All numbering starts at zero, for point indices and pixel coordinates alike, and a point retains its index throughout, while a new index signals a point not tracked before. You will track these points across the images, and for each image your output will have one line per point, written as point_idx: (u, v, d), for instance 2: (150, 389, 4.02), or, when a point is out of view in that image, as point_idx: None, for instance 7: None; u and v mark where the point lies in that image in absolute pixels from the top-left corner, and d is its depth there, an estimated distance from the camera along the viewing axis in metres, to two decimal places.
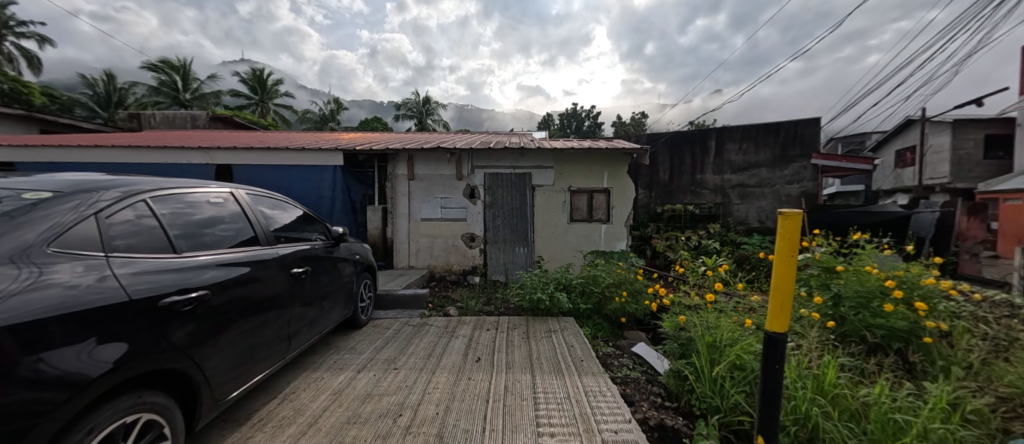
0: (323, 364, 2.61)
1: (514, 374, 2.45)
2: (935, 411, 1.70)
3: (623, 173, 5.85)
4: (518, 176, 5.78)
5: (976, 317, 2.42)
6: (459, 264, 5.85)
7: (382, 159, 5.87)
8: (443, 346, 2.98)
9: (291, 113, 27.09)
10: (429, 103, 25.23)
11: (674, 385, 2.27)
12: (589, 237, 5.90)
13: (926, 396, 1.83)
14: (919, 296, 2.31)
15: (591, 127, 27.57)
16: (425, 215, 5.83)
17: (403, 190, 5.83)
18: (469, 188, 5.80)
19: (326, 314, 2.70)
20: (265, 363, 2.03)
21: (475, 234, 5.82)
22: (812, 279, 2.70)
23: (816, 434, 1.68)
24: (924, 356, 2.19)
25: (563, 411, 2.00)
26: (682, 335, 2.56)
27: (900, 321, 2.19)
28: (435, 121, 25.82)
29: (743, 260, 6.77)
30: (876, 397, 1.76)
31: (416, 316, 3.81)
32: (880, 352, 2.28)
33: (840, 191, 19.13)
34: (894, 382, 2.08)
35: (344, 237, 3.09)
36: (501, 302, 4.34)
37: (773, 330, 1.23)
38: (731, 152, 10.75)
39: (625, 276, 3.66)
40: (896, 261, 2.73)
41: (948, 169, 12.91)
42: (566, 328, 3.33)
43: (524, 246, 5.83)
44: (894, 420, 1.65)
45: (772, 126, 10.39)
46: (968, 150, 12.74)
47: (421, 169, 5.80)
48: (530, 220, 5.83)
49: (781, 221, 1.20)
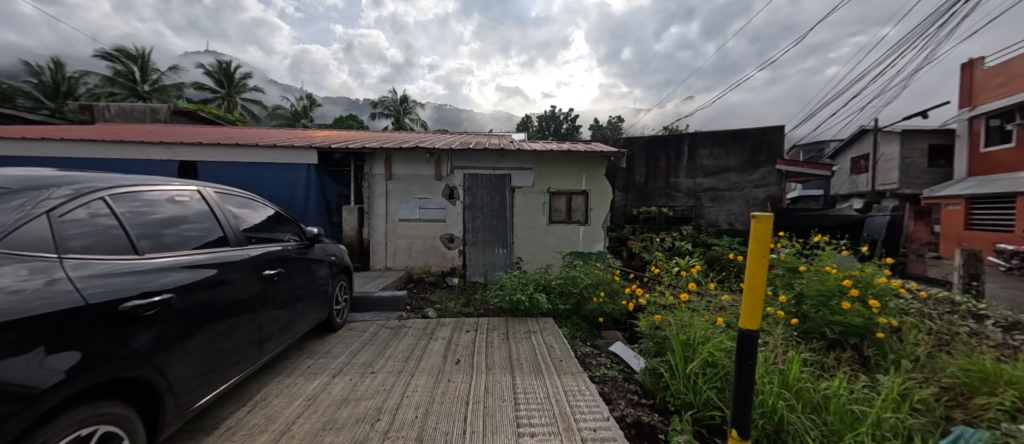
0: (297, 369, 2.52)
1: (494, 376, 2.44)
2: (887, 401, 1.82)
3: (601, 176, 5.96)
4: (498, 177, 5.78)
5: (923, 314, 2.64)
6: (437, 266, 5.79)
7: (358, 158, 5.73)
8: (422, 348, 2.94)
9: (261, 109, 26.03)
10: (406, 102, 24.82)
11: (650, 382, 2.32)
12: (568, 238, 5.97)
13: (879, 388, 1.96)
14: (873, 295, 2.47)
15: (569, 130, 27.90)
16: (403, 216, 5.73)
17: (381, 191, 5.70)
18: (448, 189, 5.75)
19: (300, 318, 2.60)
20: (236, 368, 1.94)
21: (454, 235, 5.77)
22: (777, 279, 2.84)
23: (781, 426, 1.76)
24: (877, 350, 2.35)
25: (542, 411, 2.01)
26: (658, 334, 2.61)
27: (857, 317, 2.34)
28: (413, 120, 25.41)
29: (713, 260, 7.01)
30: (835, 389, 1.87)
31: (393, 318, 3.74)
32: (838, 347, 2.42)
33: (802, 195, 20.23)
34: (852, 375, 2.22)
35: (319, 237, 3.00)
36: (480, 303, 4.33)
37: (746, 328, 1.26)
38: (703, 157, 11.11)
39: (603, 276, 3.73)
40: (852, 261, 2.91)
41: (897, 176, 13.86)
42: (545, 328, 3.35)
43: (504, 247, 5.81)
44: (851, 411, 1.76)
45: (740, 133, 10.86)
46: (915, 159, 13.72)
47: (399, 169, 5.69)
48: (509, 221, 5.82)
49: (754, 224, 1.23)
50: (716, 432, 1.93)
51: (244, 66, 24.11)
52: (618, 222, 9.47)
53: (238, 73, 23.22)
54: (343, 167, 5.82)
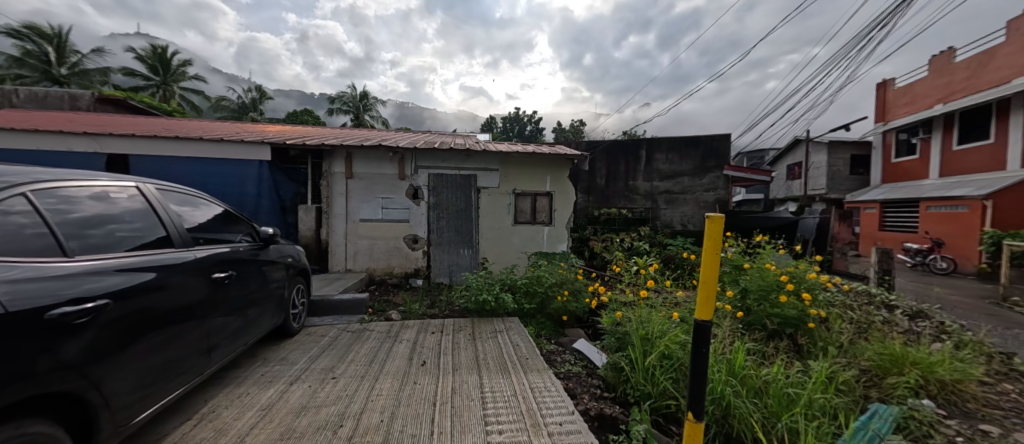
0: (249, 378, 2.36)
1: (460, 376, 2.43)
2: (817, 383, 2.02)
3: (565, 178, 6.10)
4: (464, 177, 5.73)
5: (845, 306, 2.97)
6: (400, 267, 5.65)
7: (316, 155, 5.45)
8: (386, 351, 2.86)
9: (203, 100, 23.94)
10: (367, 98, 23.89)
11: (611, 377, 2.41)
12: (532, 239, 6.06)
13: (811, 372, 2.17)
14: (806, 288, 2.74)
15: (533, 132, 28.21)
16: (365, 216, 5.52)
17: (340, 190, 5.45)
18: (413, 188, 5.62)
19: (253, 324, 2.44)
20: (181, 379, 1.79)
21: (418, 235, 5.65)
22: (725, 276, 3.05)
23: (729, 411, 1.90)
24: (809, 339, 2.60)
25: (510, 408, 2.03)
26: (619, 330, 2.72)
27: (792, 309, 2.58)
28: (373, 117, 24.46)
29: (668, 260, 7.39)
30: (774, 375, 2.04)
31: (354, 322, 3.60)
32: (776, 337, 2.65)
33: (746, 198, 21.84)
34: (788, 362, 2.44)
35: (274, 238, 2.82)
36: (445, 305, 4.28)
37: (702, 319, 1.30)
38: (660, 161, 11.65)
39: (567, 276, 3.81)
40: (788, 258, 3.20)
41: (825, 182, 15.38)
42: (511, 327, 3.37)
43: (469, 248, 5.78)
44: (787, 394, 1.94)
45: (693, 140, 11.54)
46: (840, 167, 15.30)
47: (360, 168, 5.48)
48: (475, 221, 5.80)
49: (708, 224, 1.31)
50: (671, 420, 2.06)
51: (181, 52, 21.99)
52: (581, 223, 9.71)
53: (175, 60, 21.23)
54: (299, 164, 5.51)
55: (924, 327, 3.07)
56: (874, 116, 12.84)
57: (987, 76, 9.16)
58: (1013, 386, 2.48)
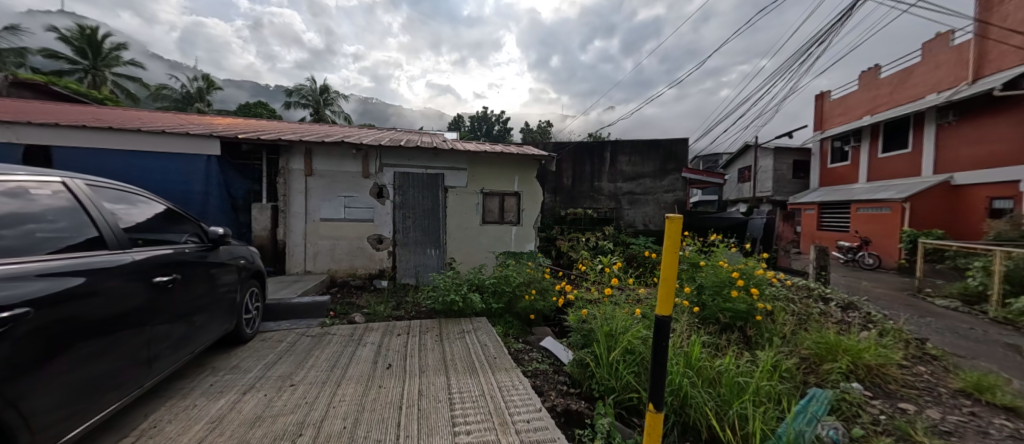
0: (195, 390, 2.19)
1: (427, 378, 2.39)
2: (764, 372, 2.18)
3: (532, 178, 6.18)
4: (431, 176, 5.64)
5: (788, 300, 3.23)
6: (364, 268, 5.46)
7: (272, 151, 5.16)
8: (348, 355, 2.75)
9: (140, 88, 21.86)
10: (327, 92, 22.83)
11: (577, 373, 2.47)
12: (500, 239, 6.07)
13: (759, 361, 2.34)
14: (754, 284, 2.95)
15: (501, 131, 28.22)
16: (326, 215, 5.29)
17: (299, 187, 5.19)
18: (377, 187, 5.46)
19: (201, 330, 2.27)
20: (117, 392, 1.64)
21: (383, 235, 5.49)
22: (683, 273, 3.22)
23: (685, 401, 2.00)
24: (757, 331, 2.80)
25: (477, 409, 2.02)
26: (584, 327, 2.79)
27: (741, 304, 2.77)
28: (334, 113, 23.40)
29: (631, 258, 7.66)
30: (726, 365, 2.17)
31: (314, 326, 3.45)
32: (728, 330, 2.83)
33: (703, 199, 23.10)
34: (738, 352, 2.61)
35: (224, 238, 2.64)
36: (411, 306, 4.20)
37: (662, 314, 1.34)
38: (623, 163, 12.04)
39: (534, 275, 3.86)
40: (739, 256, 3.42)
41: (772, 184, 16.60)
42: (479, 327, 3.36)
43: (437, 248, 5.70)
44: (738, 382, 2.07)
45: (655, 143, 12.01)
46: (784, 171, 16.58)
47: (320, 165, 5.25)
48: (443, 221, 5.72)
49: (667, 225, 1.36)
50: (633, 412, 2.14)
51: (113, 34, 19.90)
52: (548, 223, 9.84)
53: (107, 43, 19.23)
54: (253, 160, 5.19)
55: (854, 317, 3.40)
56: (813, 124, 14.04)
57: (905, 92, 10.39)
58: (925, 368, 2.80)
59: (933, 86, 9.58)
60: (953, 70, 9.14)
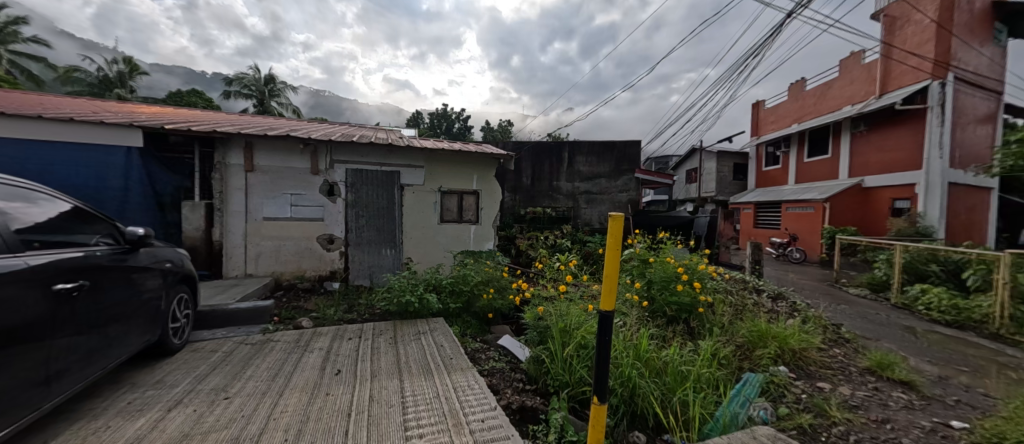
0: (110, 409, 1.95)
1: (379, 382, 2.32)
2: (705, 360, 2.35)
3: (491, 177, 6.21)
4: (386, 174, 5.48)
5: (726, 293, 3.50)
6: (314, 270, 5.17)
7: (205, 143, 4.74)
8: (293, 362, 2.60)
9: (41, 68, 19.00)
10: (273, 82, 21.24)
11: (533, 369, 2.51)
12: (459, 238, 6.01)
13: (700, 350, 2.51)
14: (698, 278, 3.17)
15: (461, 129, 27.92)
16: (269, 213, 4.94)
17: (239, 184, 4.81)
18: (327, 185, 5.20)
19: (118, 342, 2.03)
20: (10, 416, 1.43)
21: (334, 235, 5.24)
22: (634, 269, 3.38)
23: (634, 391, 2.09)
24: (700, 322, 3.00)
25: (431, 411, 1.99)
26: (540, 324, 2.84)
27: (685, 297, 2.97)
28: (281, 104, 21.84)
29: (587, 256, 7.90)
30: (672, 355, 2.31)
31: (254, 333, 3.21)
32: (674, 322, 3.01)
33: (656, 199, 24.34)
34: (683, 343, 2.79)
35: (145, 240, 2.39)
36: (364, 308, 4.04)
37: (605, 310, 1.35)
38: (581, 163, 12.34)
39: (492, 274, 3.86)
40: (684, 252, 3.65)
41: (715, 186, 17.87)
42: (436, 328, 3.30)
43: (392, 248, 5.53)
44: (681, 371, 2.21)
45: (609, 144, 12.37)
46: (725, 173, 17.92)
47: (263, 160, 4.90)
48: (399, 220, 5.57)
49: (612, 223, 1.40)
50: (586, 405, 2.22)
51: (4, 5, 17.11)
52: (506, 222, 9.87)
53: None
54: (183, 153, 4.74)
55: (782, 306, 3.75)
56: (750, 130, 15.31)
57: (825, 102, 11.58)
58: (840, 350, 3.15)
59: (849, 98, 10.78)
60: (864, 85, 10.36)
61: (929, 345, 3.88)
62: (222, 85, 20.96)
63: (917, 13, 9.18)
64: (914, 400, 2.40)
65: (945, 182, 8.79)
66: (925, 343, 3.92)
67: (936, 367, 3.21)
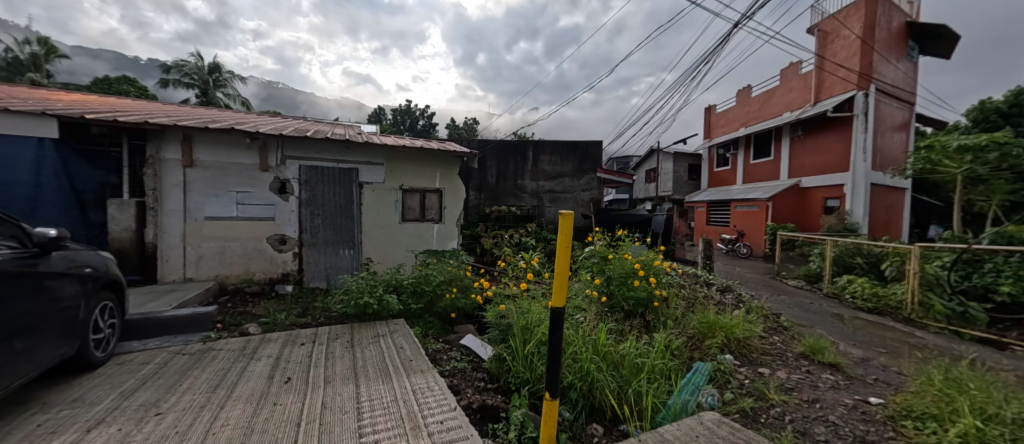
0: (14, 434, 1.72)
1: (333, 388, 2.23)
2: (659, 352, 2.46)
3: (453, 175, 6.17)
4: (343, 171, 5.27)
5: (679, 287, 3.70)
6: (263, 273, 4.88)
7: (136, 136, 4.32)
8: (238, 372, 2.43)
9: None
10: (218, 71, 19.69)
11: (495, 368, 2.51)
12: (421, 237, 5.91)
13: (654, 342, 2.63)
14: (653, 273, 3.32)
15: (425, 127, 27.39)
16: (212, 212, 4.60)
17: (176, 181, 4.44)
18: (279, 182, 4.93)
19: (24, 357, 1.81)
20: None
21: (287, 235, 4.99)
22: (594, 266, 3.48)
23: (592, 384, 2.15)
24: (655, 316, 3.15)
25: (388, 415, 1.94)
26: (503, 322, 2.84)
27: (642, 292, 3.10)
28: (228, 96, 20.21)
29: (551, 253, 8.04)
30: (628, 348, 2.40)
31: (194, 342, 2.98)
32: (632, 316, 3.14)
33: (618, 198, 25.18)
34: (639, 336, 2.91)
35: (58, 242, 2.15)
36: (320, 312, 3.87)
37: (556, 306, 1.39)
38: (545, 163, 12.50)
39: (456, 273, 3.82)
40: (641, 249, 3.81)
41: (672, 185, 18.78)
42: (395, 330, 3.23)
43: (351, 248, 5.34)
44: (636, 363, 2.30)
45: (573, 144, 12.62)
46: (680, 173, 18.88)
47: (204, 155, 4.55)
48: (358, 219, 5.38)
49: (562, 221, 1.43)
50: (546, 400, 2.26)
51: None
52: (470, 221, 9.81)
53: None
54: (109, 146, 4.29)
55: (729, 298, 4.03)
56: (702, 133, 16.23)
57: (768, 108, 12.51)
58: (778, 337, 3.42)
59: (788, 105, 11.71)
60: (802, 94, 11.32)
61: (855, 330, 4.31)
62: (159, 72, 19.13)
63: (845, 30, 10.20)
64: (840, 381, 2.65)
65: (868, 183, 9.81)
66: (851, 328, 4.35)
67: (860, 351, 3.57)
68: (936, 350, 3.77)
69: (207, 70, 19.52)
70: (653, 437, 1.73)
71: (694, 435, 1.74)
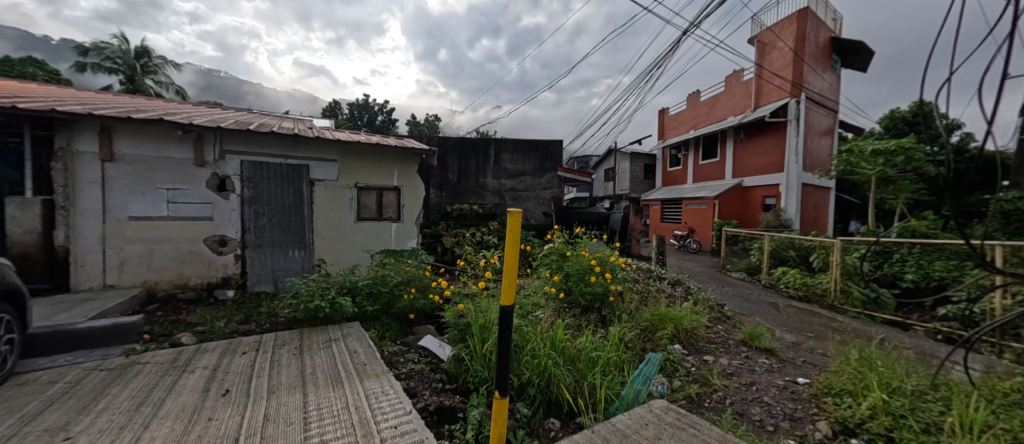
0: None
1: (278, 398, 2.11)
2: (613, 346, 2.56)
3: (412, 173, 6.03)
4: (292, 167, 4.98)
5: (633, 282, 3.89)
6: (199, 278, 4.54)
7: (41, 125, 3.81)
8: (168, 386, 2.23)
9: None
10: (146, 56, 17.80)
11: (453, 368, 2.49)
12: (378, 236, 5.72)
13: (609, 336, 2.74)
14: (609, 269, 3.45)
15: (384, 122, 26.53)
16: (138, 212, 4.20)
17: (91, 177, 3.98)
18: (217, 179, 4.58)
19: None
20: None
21: (227, 237, 4.65)
22: (553, 262, 3.56)
23: (549, 380, 2.20)
24: (611, 310, 3.28)
25: (338, 424, 1.86)
26: (461, 322, 2.80)
27: (598, 287, 3.21)
28: (158, 83, 18.30)
29: None
30: (584, 343, 2.48)
31: (115, 356, 2.69)
32: (589, 311, 3.24)
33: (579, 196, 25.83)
34: (595, 330, 3.01)
35: None
36: (265, 318, 3.65)
37: (505, 304, 1.41)
38: (507, 161, 12.54)
39: (415, 273, 3.74)
40: (598, 246, 3.95)
41: (628, 184, 19.56)
42: (349, 334, 3.11)
43: (301, 249, 5.06)
44: (592, 357, 2.38)
45: (533, 143, 12.75)
46: (637, 172, 19.70)
47: (126, 148, 4.12)
48: (309, 219, 5.10)
49: (511, 219, 1.45)
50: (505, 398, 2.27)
51: None
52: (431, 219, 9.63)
53: None
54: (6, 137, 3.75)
55: (679, 290, 4.28)
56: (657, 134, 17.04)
57: (716, 112, 13.38)
58: (722, 326, 3.68)
59: (733, 110, 12.60)
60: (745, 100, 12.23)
61: (789, 316, 4.74)
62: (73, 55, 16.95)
63: (781, 41, 11.10)
64: (773, 364, 2.91)
65: (800, 183, 10.82)
66: (786, 315, 4.78)
67: (793, 335, 3.92)
68: (854, 332, 4.24)
69: (134, 54, 17.57)
70: (607, 427, 1.79)
71: (644, 423, 1.82)
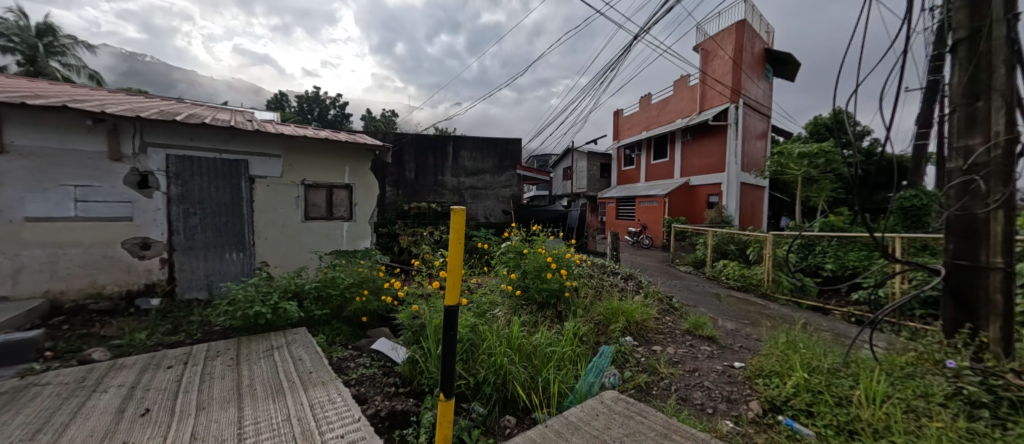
0: None
1: (209, 414, 1.95)
2: (568, 341, 2.63)
3: (365, 170, 5.81)
4: (230, 163, 4.61)
5: (588, 277, 4.02)
6: (117, 285, 4.08)
7: None
8: (75, 410, 1.97)
9: None
10: (50, 34, 15.60)
11: (407, 371, 2.44)
12: (328, 237, 5.45)
13: (565, 331, 2.81)
14: (564, 266, 3.54)
15: (337, 117, 25.28)
16: (37, 212, 3.68)
17: None
18: (138, 175, 4.14)
19: None
20: None
21: (151, 239, 4.23)
22: (510, 260, 3.58)
23: (505, 377, 2.22)
24: (567, 306, 3.37)
25: (277, 437, 1.76)
26: (415, 323, 2.74)
27: (554, 283, 3.28)
28: (66, 66, 16.09)
29: None
30: (540, 339, 2.52)
31: (5, 379, 2.34)
32: (546, 307, 3.31)
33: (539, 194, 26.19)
34: (551, 326, 3.08)
35: None
36: (199, 328, 3.35)
37: (450, 304, 1.41)
38: (466, 159, 12.43)
39: (367, 274, 3.61)
40: (554, 242, 4.03)
41: (586, 183, 20.14)
42: (294, 340, 2.94)
43: (241, 251, 4.70)
44: (548, 353, 2.43)
45: (492, 140, 12.73)
46: (594, 171, 20.33)
47: (20, 138, 3.59)
48: (249, 218, 4.75)
49: (454, 218, 1.43)
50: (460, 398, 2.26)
51: None
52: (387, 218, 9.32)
53: None
54: None
55: (631, 284, 4.49)
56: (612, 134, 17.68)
57: (667, 115, 14.14)
58: (669, 317, 3.90)
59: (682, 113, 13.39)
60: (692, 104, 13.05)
61: (729, 306, 5.13)
62: None
63: (722, 50, 11.94)
64: (714, 351, 3.13)
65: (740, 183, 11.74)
66: (728, 305, 5.15)
67: (734, 324, 4.24)
68: (783, 318, 4.66)
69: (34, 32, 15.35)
70: (559, 421, 1.83)
71: (595, 414, 1.88)
